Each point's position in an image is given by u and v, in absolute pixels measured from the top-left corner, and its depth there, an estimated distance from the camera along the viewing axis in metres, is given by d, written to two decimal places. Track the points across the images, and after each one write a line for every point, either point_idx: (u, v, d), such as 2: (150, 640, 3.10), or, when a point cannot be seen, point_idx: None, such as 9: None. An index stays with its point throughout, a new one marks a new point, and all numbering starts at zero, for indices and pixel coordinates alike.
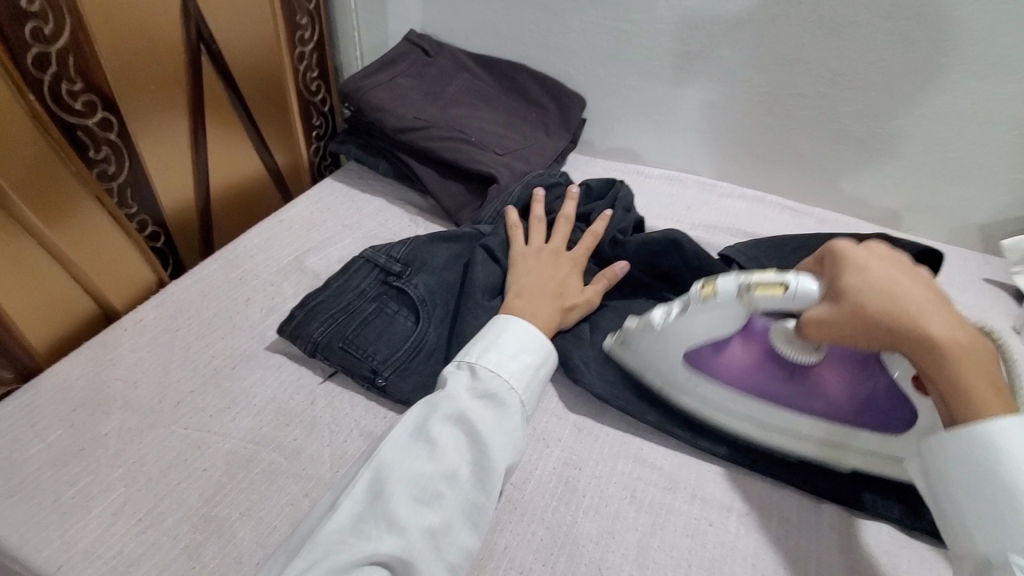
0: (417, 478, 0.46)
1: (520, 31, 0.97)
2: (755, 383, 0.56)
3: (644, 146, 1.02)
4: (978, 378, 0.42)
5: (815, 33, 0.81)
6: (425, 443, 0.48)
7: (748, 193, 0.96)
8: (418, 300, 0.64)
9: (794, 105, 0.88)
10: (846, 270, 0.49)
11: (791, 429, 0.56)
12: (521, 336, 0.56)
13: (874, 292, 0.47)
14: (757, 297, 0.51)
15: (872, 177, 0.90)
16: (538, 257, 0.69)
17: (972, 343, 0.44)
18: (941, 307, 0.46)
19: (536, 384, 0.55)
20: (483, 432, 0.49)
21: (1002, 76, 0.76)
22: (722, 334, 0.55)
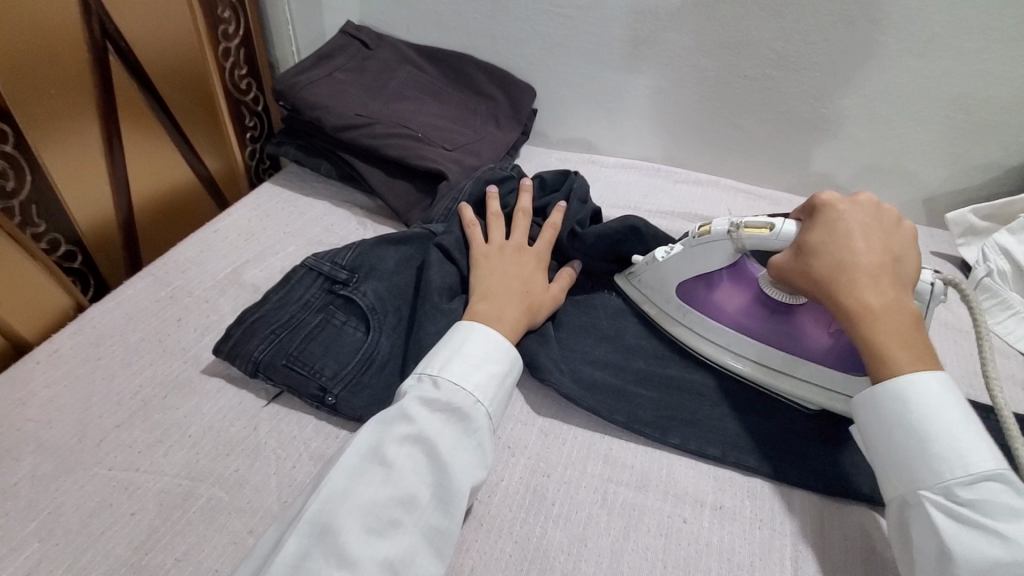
0: (374, 503, 0.42)
1: (462, 20, 0.93)
2: (740, 318, 0.61)
3: (598, 135, 1.00)
4: (895, 337, 0.49)
5: (760, 16, 0.80)
6: (381, 464, 0.44)
7: (702, 178, 0.96)
8: (367, 309, 0.60)
9: (742, 88, 0.87)
10: (815, 226, 0.54)
11: (773, 366, 0.60)
12: (486, 344, 0.53)
13: (820, 251, 0.53)
14: (746, 234, 0.57)
15: (819, 155, 0.91)
16: (498, 255, 0.65)
17: (897, 309, 0.50)
18: (876, 279, 0.51)
19: (502, 395, 0.52)
20: (445, 449, 0.46)
21: (939, 53, 0.77)
22: (716, 267, 0.61)
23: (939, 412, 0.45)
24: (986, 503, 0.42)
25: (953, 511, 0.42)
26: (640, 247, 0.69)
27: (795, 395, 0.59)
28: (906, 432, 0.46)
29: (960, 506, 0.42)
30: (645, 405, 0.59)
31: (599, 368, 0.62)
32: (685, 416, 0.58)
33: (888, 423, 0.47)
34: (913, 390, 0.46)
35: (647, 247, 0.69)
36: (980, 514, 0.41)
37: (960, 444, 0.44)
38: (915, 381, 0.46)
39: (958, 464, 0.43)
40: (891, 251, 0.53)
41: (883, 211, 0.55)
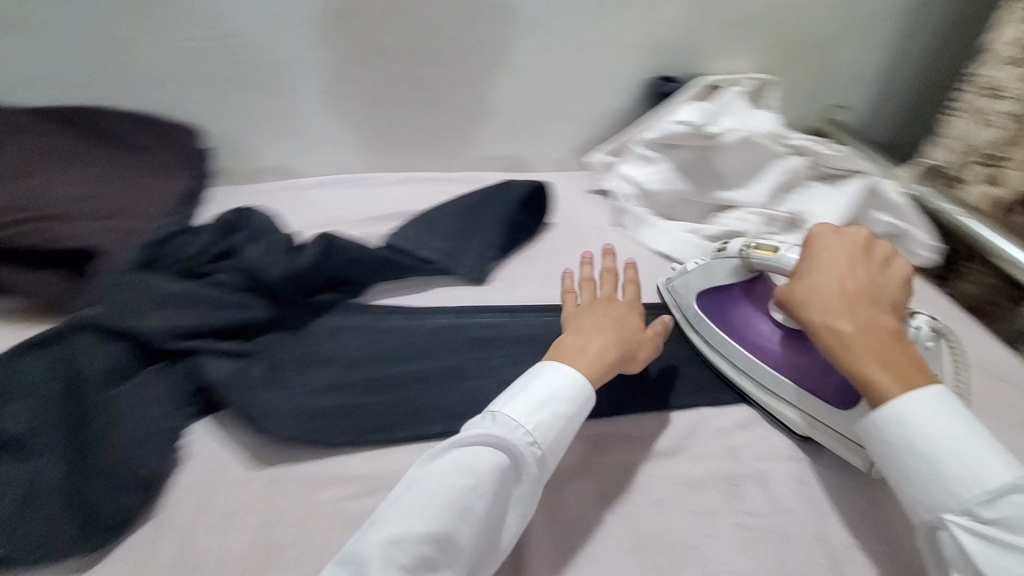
0: (406, 542, 0.42)
1: (83, 71, 0.83)
2: (750, 335, 0.67)
3: (288, 159, 0.98)
4: (876, 361, 0.50)
5: (388, 21, 0.87)
6: (425, 497, 0.44)
7: (400, 176, 1.00)
8: (14, 437, 0.51)
9: (401, 88, 0.94)
10: (805, 253, 0.60)
11: (763, 383, 0.65)
12: (558, 380, 0.53)
13: (809, 277, 0.57)
14: (754, 253, 0.65)
15: (487, 135, 1.03)
16: (578, 312, 0.64)
17: (873, 331, 0.51)
18: (848, 307, 0.53)
19: (570, 429, 0.52)
20: (466, 498, 0.44)
21: (538, 31, 0.93)
22: (730, 281, 0.70)
23: (941, 428, 0.46)
24: (1014, 521, 0.41)
25: (978, 531, 0.42)
26: (334, 254, 0.70)
27: (782, 413, 0.63)
28: (914, 453, 0.46)
29: (986, 526, 0.42)
30: (370, 412, 0.59)
31: (322, 394, 0.61)
32: (409, 405, 0.60)
33: (893, 446, 0.48)
34: (908, 411, 0.47)
35: (340, 253, 0.71)
36: (1012, 535, 0.41)
37: (974, 460, 0.44)
38: (904, 400, 0.47)
39: (973, 481, 0.43)
40: (873, 273, 0.56)
41: (864, 241, 0.59)
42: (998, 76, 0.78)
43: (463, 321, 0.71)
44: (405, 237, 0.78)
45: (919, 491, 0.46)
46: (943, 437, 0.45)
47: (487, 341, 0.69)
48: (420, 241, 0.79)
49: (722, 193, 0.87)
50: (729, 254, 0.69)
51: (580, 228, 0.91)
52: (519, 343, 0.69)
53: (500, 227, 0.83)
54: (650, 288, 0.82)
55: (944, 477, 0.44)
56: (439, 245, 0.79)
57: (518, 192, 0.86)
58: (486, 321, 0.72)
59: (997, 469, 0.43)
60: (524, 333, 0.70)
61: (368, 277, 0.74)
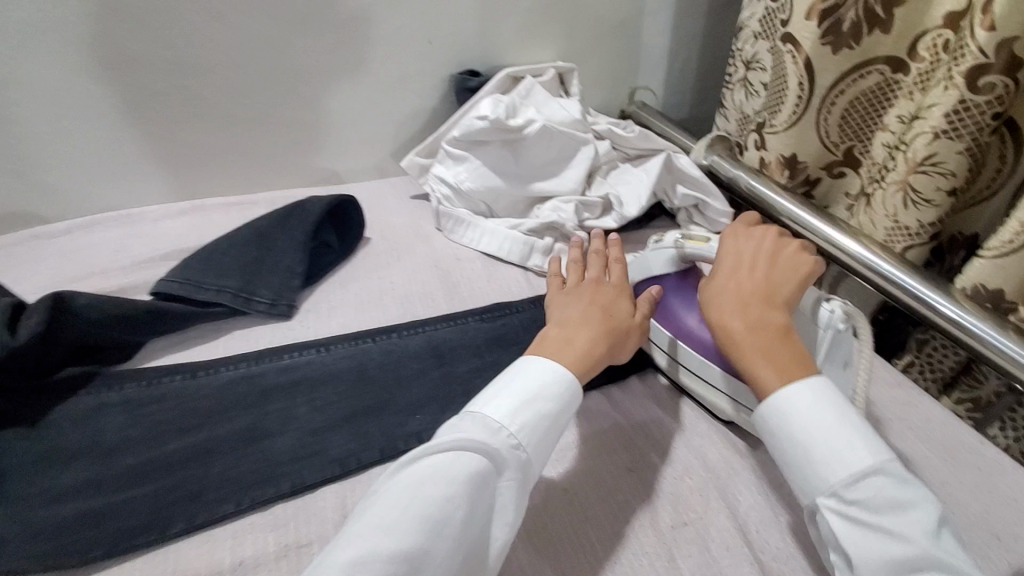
0: (375, 559, 0.37)
1: None
2: (681, 325, 0.65)
3: (37, 204, 0.82)
4: (762, 358, 0.51)
5: (125, 27, 0.73)
6: (398, 509, 0.40)
7: (183, 207, 0.87)
8: None
9: (164, 106, 0.81)
10: (724, 248, 0.62)
11: (698, 371, 0.63)
12: (543, 372, 0.51)
13: (714, 276, 0.59)
14: (688, 243, 0.67)
15: (284, 149, 0.92)
16: (557, 298, 0.62)
17: (762, 329, 0.53)
18: (740, 299, 0.55)
19: (547, 436, 0.48)
20: (441, 513, 0.40)
21: (318, 28, 0.83)
22: (663, 270, 0.68)
23: (814, 417, 0.47)
24: (871, 500, 0.43)
25: (845, 513, 0.44)
26: (71, 320, 0.58)
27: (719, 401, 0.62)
28: (791, 442, 0.48)
29: (851, 507, 0.44)
30: (134, 508, 0.49)
31: (66, 501, 0.49)
32: (189, 488, 0.50)
33: (776, 436, 0.49)
34: (788, 403, 0.48)
35: (78, 317, 0.58)
36: (869, 512, 0.43)
37: (842, 444, 0.46)
38: (786, 393, 0.49)
39: (840, 465, 0.45)
40: (779, 271, 0.58)
41: (778, 241, 0.61)
42: (756, 51, 0.86)
43: (263, 368, 0.61)
44: (184, 280, 0.66)
45: (793, 475, 0.47)
46: (816, 419, 0.47)
47: (294, 386, 0.60)
48: (199, 282, 0.67)
49: (532, 184, 0.86)
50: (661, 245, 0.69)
51: (397, 240, 0.84)
52: (332, 382, 0.61)
53: (303, 250, 0.73)
54: (476, 293, 0.78)
55: (813, 461, 0.46)
56: (228, 283, 0.68)
57: (317, 209, 0.77)
58: (293, 362, 0.62)
59: (862, 450, 0.45)
60: (337, 369, 0.63)
61: (135, 335, 0.61)
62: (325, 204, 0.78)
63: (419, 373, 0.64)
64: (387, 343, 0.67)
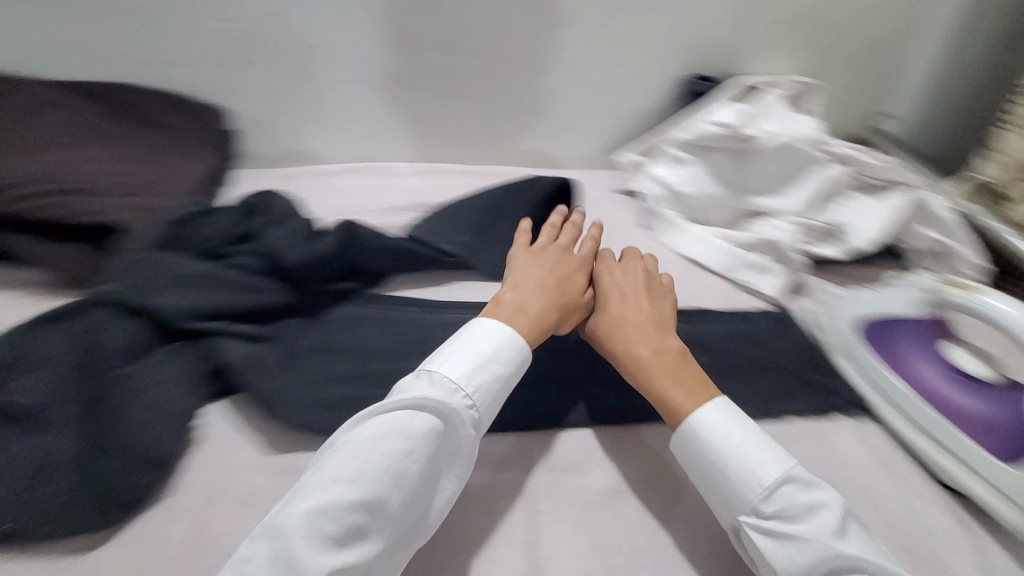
0: (338, 507, 0.41)
1: (115, 47, 0.83)
2: (911, 371, 0.65)
3: (317, 145, 0.98)
4: (673, 385, 0.55)
5: (419, 9, 0.86)
6: (355, 459, 0.43)
7: (426, 167, 0.99)
8: (26, 407, 0.51)
9: (430, 79, 0.93)
10: (619, 272, 0.68)
11: (920, 422, 0.62)
12: (493, 336, 0.54)
13: (611, 308, 0.63)
14: (945, 290, 0.66)
15: (511, 130, 1.00)
16: (526, 257, 0.68)
17: (663, 355, 0.57)
18: (639, 290, 0.65)
19: (498, 394, 0.51)
20: (395, 466, 0.44)
21: (572, 25, 0.91)
22: (907, 313, 0.69)
23: (726, 436, 0.50)
24: (788, 510, 0.46)
25: (765, 528, 0.46)
26: (352, 246, 0.70)
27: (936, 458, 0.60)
28: (709, 465, 0.50)
29: (769, 521, 0.46)
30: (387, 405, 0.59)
31: (338, 384, 0.59)
32: None
33: (695, 460, 0.51)
34: (701, 427, 0.51)
35: (358, 244, 0.70)
36: (785, 525, 0.46)
37: (756, 460, 0.49)
38: (700, 416, 0.52)
39: (756, 480, 0.48)
40: (657, 295, 0.66)
41: (650, 268, 0.69)
42: None
43: (485, 317, 0.70)
44: (429, 229, 0.77)
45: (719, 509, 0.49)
46: (728, 441, 0.50)
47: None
48: (441, 234, 0.77)
49: (754, 199, 0.84)
50: (917, 287, 0.69)
51: (605, 228, 0.87)
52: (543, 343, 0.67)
53: (525, 224, 0.81)
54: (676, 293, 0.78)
55: (731, 482, 0.49)
56: (460, 238, 0.78)
57: (543, 186, 0.84)
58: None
59: (768, 464, 0.48)
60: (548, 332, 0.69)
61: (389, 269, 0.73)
62: (553, 184, 0.85)
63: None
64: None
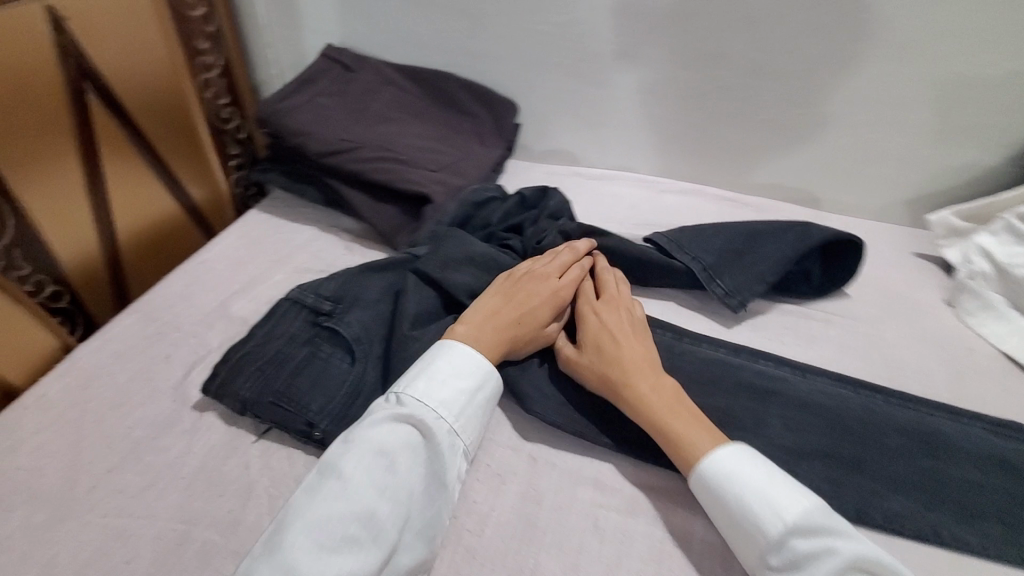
0: (329, 517, 0.46)
1: (445, 40, 0.94)
2: None
3: (585, 150, 1.01)
4: (676, 423, 0.54)
5: (733, 26, 0.81)
6: (338, 479, 0.48)
7: (688, 188, 0.97)
8: (352, 340, 0.61)
9: (719, 98, 0.88)
10: (590, 319, 0.63)
11: None
12: (454, 359, 0.56)
13: (614, 342, 0.60)
14: None
15: (793, 164, 0.91)
16: (529, 278, 0.65)
17: (662, 392, 0.56)
18: (630, 330, 0.62)
19: (470, 408, 0.55)
20: (380, 478, 0.49)
21: (911, 58, 0.77)
22: None
23: (743, 480, 0.49)
24: (806, 556, 0.45)
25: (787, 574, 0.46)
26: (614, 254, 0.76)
27: None
28: (732, 509, 0.49)
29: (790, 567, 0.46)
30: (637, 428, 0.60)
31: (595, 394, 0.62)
32: None
33: (715, 500, 0.50)
34: (725, 476, 0.50)
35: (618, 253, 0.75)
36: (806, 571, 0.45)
37: (767, 501, 0.48)
38: (723, 468, 0.50)
39: (774, 523, 0.47)
40: (644, 345, 0.61)
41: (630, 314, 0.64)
42: None
43: (740, 361, 0.66)
44: (673, 239, 0.75)
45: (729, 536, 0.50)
46: (744, 482, 0.49)
47: (768, 395, 0.63)
48: (687, 250, 0.75)
49: None
50: None
51: (894, 300, 0.77)
52: (804, 410, 0.62)
53: (784, 265, 0.72)
54: (983, 396, 0.65)
55: (749, 523, 0.48)
56: (702, 258, 0.74)
57: (825, 232, 0.74)
58: (770, 371, 0.65)
59: (783, 501, 0.47)
60: (812, 399, 0.63)
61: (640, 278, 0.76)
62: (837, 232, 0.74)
63: (900, 449, 0.59)
64: (867, 401, 0.63)
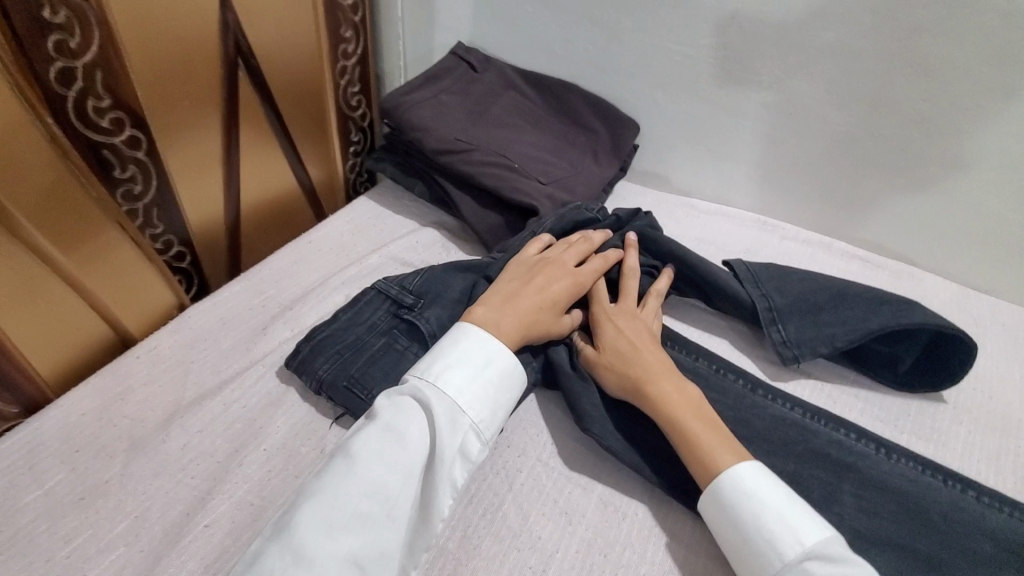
0: (334, 494, 0.46)
1: (575, 50, 0.91)
2: None
3: (700, 181, 0.95)
4: (698, 423, 0.56)
5: (905, 73, 0.73)
6: (346, 457, 0.48)
7: (814, 238, 0.89)
8: (429, 335, 0.62)
9: (872, 149, 0.80)
10: (608, 321, 0.66)
11: None
12: (460, 341, 0.57)
13: (631, 347, 0.62)
14: None
15: (935, 231, 0.83)
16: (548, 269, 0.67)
17: (684, 397, 0.58)
18: (653, 346, 0.63)
19: (478, 387, 0.54)
20: (385, 455, 0.49)
21: None
22: None
23: (759, 494, 0.51)
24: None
25: None
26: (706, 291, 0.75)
27: None
28: (744, 523, 0.50)
29: None
30: None
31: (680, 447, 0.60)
32: None
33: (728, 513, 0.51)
34: (741, 489, 0.51)
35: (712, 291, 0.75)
36: None
37: (783, 518, 0.49)
38: (740, 483, 0.52)
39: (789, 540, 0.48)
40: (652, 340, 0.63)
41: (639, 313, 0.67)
42: None
43: (815, 427, 0.66)
44: (751, 270, 0.77)
45: (742, 560, 0.50)
46: (760, 495, 0.51)
47: (844, 466, 0.63)
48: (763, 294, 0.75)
49: None
50: None
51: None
52: (880, 491, 0.61)
53: (862, 337, 0.69)
54: None
55: (762, 538, 0.49)
56: (772, 298, 0.74)
57: (938, 323, 0.68)
58: (852, 445, 0.65)
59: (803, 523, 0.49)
60: (890, 481, 0.62)
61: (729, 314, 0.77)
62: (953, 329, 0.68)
63: (988, 557, 0.57)
64: (953, 495, 0.61)
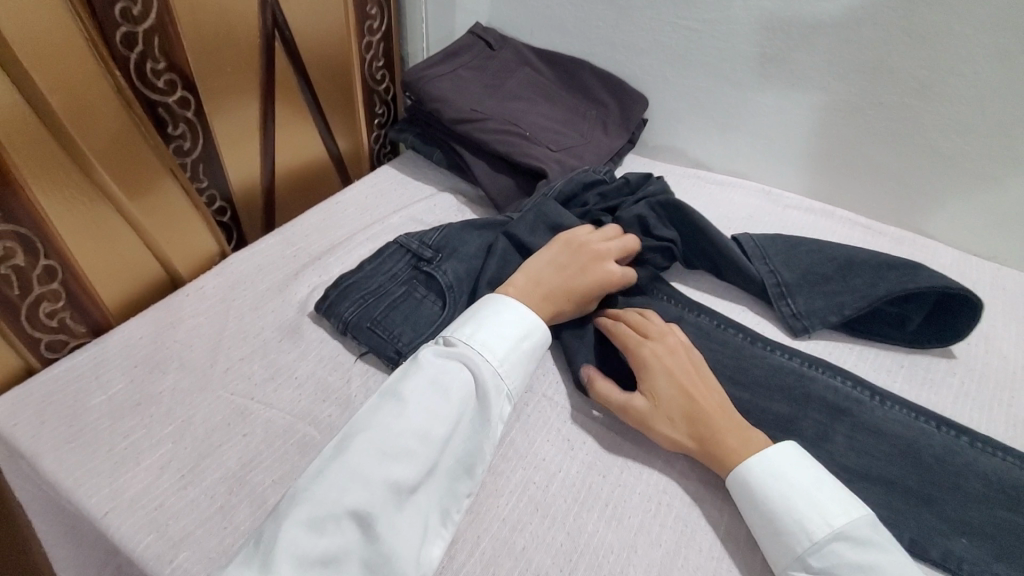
0: (386, 431, 0.51)
1: (587, 27, 0.95)
2: None
3: (707, 154, 0.99)
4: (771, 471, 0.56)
5: (905, 41, 0.75)
6: (396, 400, 0.53)
7: (817, 206, 0.92)
8: (445, 286, 0.68)
9: (876, 116, 0.82)
10: (653, 367, 0.62)
11: None
12: (499, 311, 0.61)
13: (681, 393, 0.60)
14: None
15: (937, 200, 0.85)
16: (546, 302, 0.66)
17: (746, 439, 0.57)
18: (696, 378, 0.61)
19: (514, 354, 0.59)
20: (432, 404, 0.53)
21: None
22: None
23: (793, 478, 0.53)
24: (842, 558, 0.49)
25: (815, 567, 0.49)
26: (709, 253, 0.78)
27: None
28: (775, 502, 0.53)
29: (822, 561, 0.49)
30: None
31: None
32: None
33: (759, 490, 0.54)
34: (775, 475, 0.53)
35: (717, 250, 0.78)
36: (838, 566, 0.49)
37: (816, 500, 0.52)
38: (777, 475, 0.54)
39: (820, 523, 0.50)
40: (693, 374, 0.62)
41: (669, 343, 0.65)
42: None
43: (814, 373, 0.69)
44: (758, 246, 0.80)
45: (763, 531, 0.53)
46: (793, 478, 0.53)
47: (840, 412, 0.66)
48: (768, 263, 0.78)
49: None
50: None
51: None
52: (874, 435, 0.64)
53: (868, 303, 0.72)
54: None
55: (791, 516, 0.52)
56: (781, 273, 0.77)
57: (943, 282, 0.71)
58: (848, 392, 0.67)
59: (835, 508, 0.51)
60: (883, 425, 0.65)
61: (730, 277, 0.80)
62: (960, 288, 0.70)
63: (970, 493, 0.60)
64: (947, 441, 0.64)
